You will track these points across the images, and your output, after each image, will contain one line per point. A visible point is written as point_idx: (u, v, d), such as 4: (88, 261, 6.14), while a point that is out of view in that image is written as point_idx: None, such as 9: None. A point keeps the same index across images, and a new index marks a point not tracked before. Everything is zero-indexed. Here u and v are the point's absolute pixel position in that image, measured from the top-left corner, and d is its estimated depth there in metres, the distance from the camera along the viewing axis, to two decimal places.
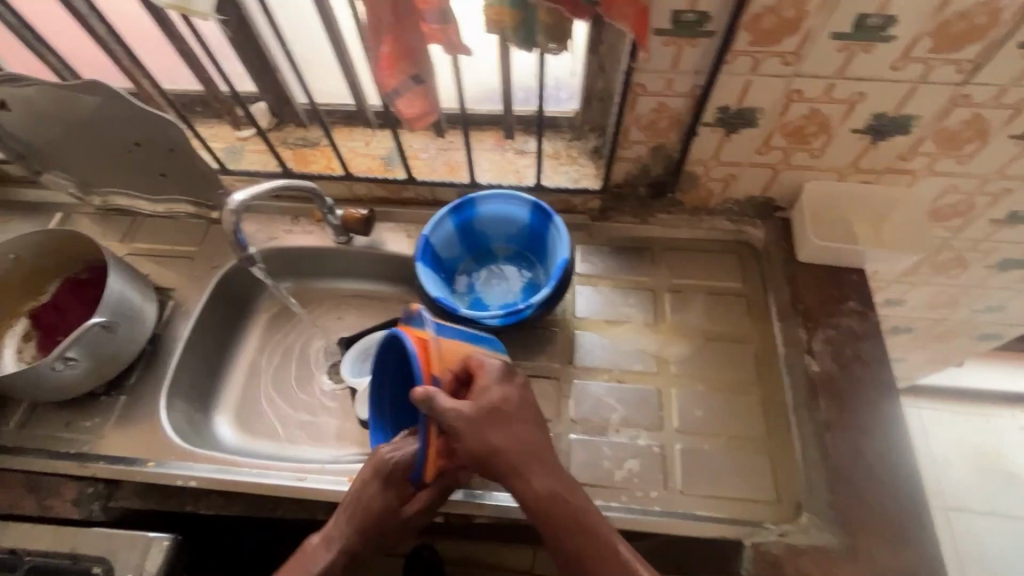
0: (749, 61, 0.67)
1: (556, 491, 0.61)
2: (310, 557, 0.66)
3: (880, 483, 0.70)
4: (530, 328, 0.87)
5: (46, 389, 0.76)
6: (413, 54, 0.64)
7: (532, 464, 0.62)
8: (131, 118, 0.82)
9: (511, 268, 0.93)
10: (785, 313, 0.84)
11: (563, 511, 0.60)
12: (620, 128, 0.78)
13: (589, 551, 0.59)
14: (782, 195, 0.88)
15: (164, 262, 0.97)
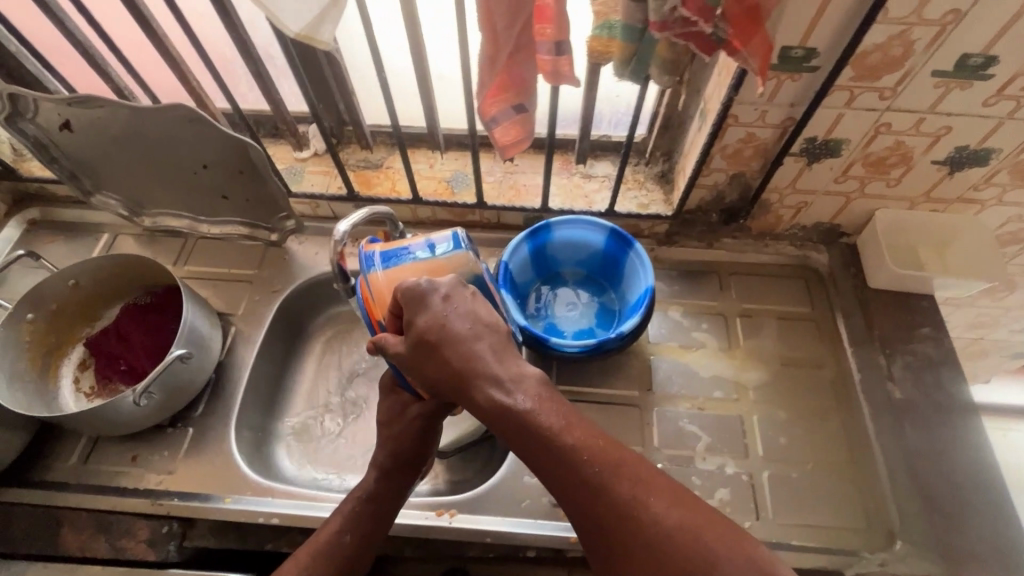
0: (847, 96, 0.68)
1: (515, 412, 0.54)
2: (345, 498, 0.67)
3: (972, 509, 0.72)
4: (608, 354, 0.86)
5: (119, 422, 0.72)
6: (523, 84, 0.64)
7: (477, 385, 0.56)
8: (209, 139, 0.81)
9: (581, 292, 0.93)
10: (859, 339, 0.85)
11: (522, 428, 0.53)
12: (705, 156, 0.78)
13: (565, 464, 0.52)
14: (850, 222, 0.90)
15: (222, 286, 0.94)
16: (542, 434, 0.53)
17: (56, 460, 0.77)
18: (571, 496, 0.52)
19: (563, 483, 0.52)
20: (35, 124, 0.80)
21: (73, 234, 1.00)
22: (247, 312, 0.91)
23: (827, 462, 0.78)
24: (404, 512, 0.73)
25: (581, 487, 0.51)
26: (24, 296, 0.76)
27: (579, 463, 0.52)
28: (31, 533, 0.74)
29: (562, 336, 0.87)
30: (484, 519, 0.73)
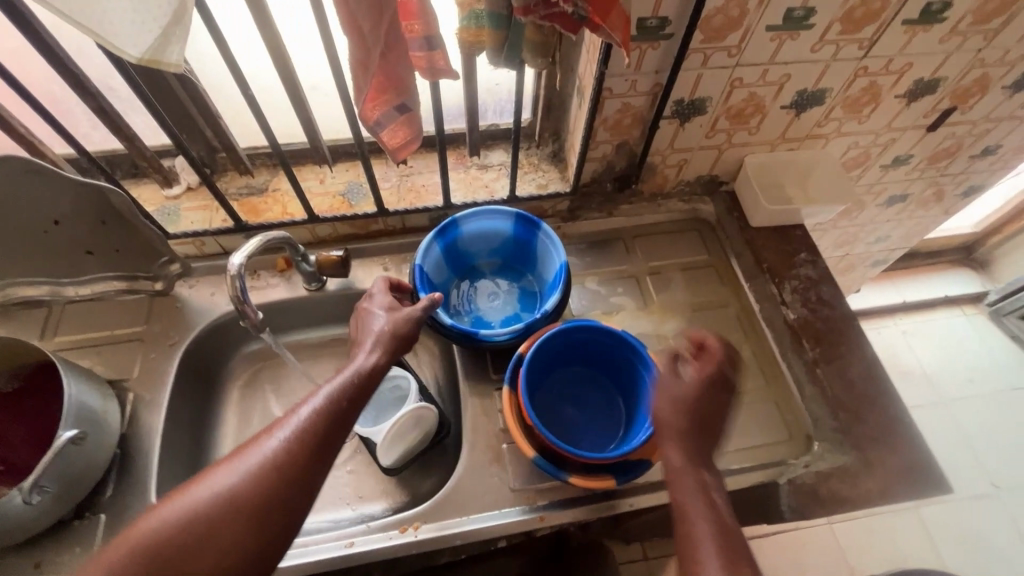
0: (701, 57, 0.74)
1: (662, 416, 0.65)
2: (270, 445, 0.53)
3: (866, 399, 0.83)
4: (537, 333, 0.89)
5: (7, 531, 0.62)
6: (402, 83, 0.62)
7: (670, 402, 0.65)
8: (54, 190, 0.71)
9: (501, 281, 0.94)
10: (753, 274, 0.94)
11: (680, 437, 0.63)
12: (590, 130, 0.82)
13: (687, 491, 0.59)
14: (725, 171, 0.99)
15: (108, 351, 0.84)
16: (690, 509, 0.57)
17: None
18: (683, 527, 0.57)
19: (683, 522, 0.57)
20: None
21: None
22: (143, 372, 0.82)
23: (747, 388, 0.86)
24: (366, 537, 0.71)
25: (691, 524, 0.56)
26: None
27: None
28: None
29: (490, 326, 0.88)
30: (449, 523, 0.72)
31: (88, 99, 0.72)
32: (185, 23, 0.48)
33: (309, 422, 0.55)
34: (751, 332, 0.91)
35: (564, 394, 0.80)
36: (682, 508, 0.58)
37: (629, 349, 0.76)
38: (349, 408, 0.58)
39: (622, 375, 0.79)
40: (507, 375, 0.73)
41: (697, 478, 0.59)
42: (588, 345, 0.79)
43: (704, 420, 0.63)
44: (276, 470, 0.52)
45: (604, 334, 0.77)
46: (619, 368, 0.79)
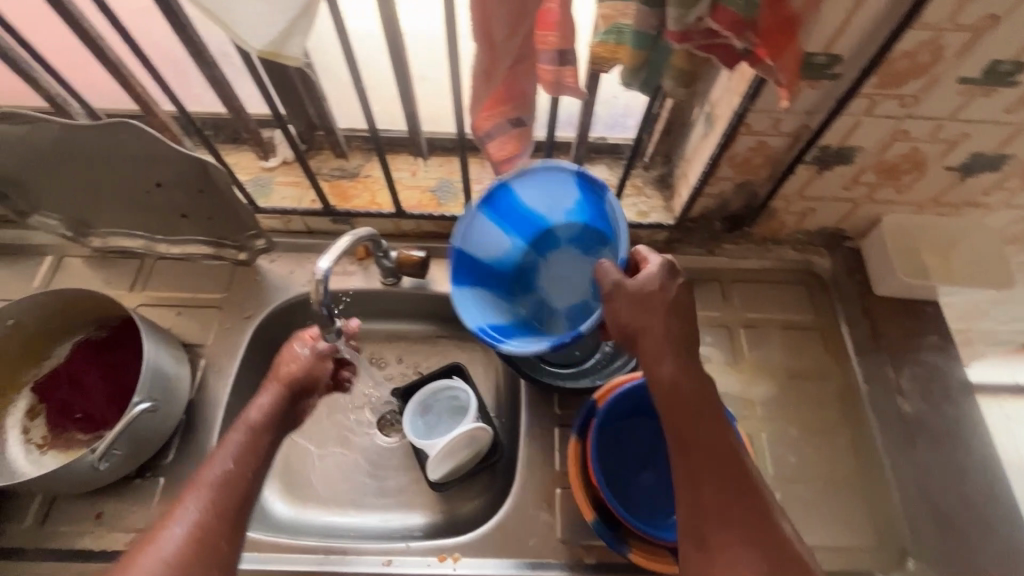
0: (866, 103, 0.63)
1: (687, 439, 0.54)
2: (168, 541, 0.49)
3: (980, 523, 0.72)
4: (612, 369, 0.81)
5: (74, 484, 0.64)
6: (523, 98, 0.57)
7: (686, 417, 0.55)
8: (159, 155, 0.71)
9: (574, 252, 0.76)
10: (866, 349, 0.83)
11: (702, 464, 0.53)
12: (714, 166, 0.73)
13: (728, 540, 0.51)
14: (856, 226, 0.86)
15: (188, 313, 0.86)
16: (698, 436, 0.54)
17: (9, 523, 0.70)
18: (695, 464, 0.54)
19: (694, 458, 0.54)
20: None
21: (12, 258, 0.89)
22: (217, 340, 0.83)
23: (837, 478, 0.77)
24: (403, 559, 0.69)
25: (705, 453, 0.54)
26: None
27: (722, 520, 0.51)
28: None
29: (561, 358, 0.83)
30: (487, 562, 0.69)
31: (204, 66, 0.71)
32: (311, 17, 0.44)
33: (206, 507, 0.51)
34: (852, 415, 0.81)
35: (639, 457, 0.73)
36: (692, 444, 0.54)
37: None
38: (247, 478, 0.54)
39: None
40: (578, 422, 0.69)
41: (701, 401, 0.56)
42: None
43: (679, 335, 0.57)
44: (185, 564, 0.48)
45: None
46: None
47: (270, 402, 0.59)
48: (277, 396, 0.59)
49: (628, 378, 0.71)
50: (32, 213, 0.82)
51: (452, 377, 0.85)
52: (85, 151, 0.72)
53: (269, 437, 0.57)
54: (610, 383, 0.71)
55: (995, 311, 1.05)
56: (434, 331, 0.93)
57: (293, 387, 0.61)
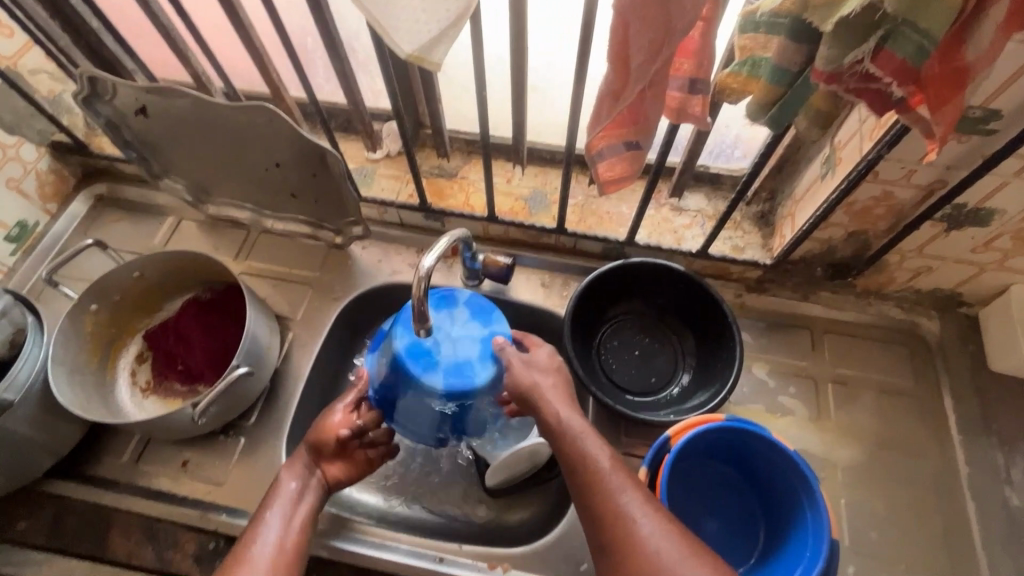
0: (1019, 165, 0.58)
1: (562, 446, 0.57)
2: (258, 532, 0.59)
3: None
4: (687, 404, 0.77)
5: (170, 430, 0.70)
6: (645, 122, 0.56)
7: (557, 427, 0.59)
8: (282, 138, 0.75)
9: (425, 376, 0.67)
10: (971, 428, 0.77)
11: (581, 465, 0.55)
12: (829, 212, 0.69)
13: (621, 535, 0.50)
14: (976, 293, 0.79)
15: (282, 286, 0.91)
16: (587, 468, 0.55)
17: (108, 456, 0.76)
18: (590, 500, 0.53)
19: (589, 490, 0.53)
20: (110, 106, 0.77)
21: (138, 214, 0.98)
22: (305, 316, 0.88)
23: (922, 562, 0.71)
24: (456, 559, 0.70)
25: (593, 482, 0.54)
26: (90, 287, 0.73)
27: (635, 550, 0.49)
28: (81, 532, 0.72)
29: (635, 386, 0.82)
30: None
31: (336, 61, 0.76)
32: (462, 27, 0.45)
33: (277, 536, 0.59)
34: (947, 497, 0.74)
35: (702, 497, 0.71)
36: (591, 480, 0.54)
37: (795, 480, 0.64)
38: (294, 515, 0.62)
39: (778, 504, 0.67)
40: (646, 457, 0.66)
41: (585, 436, 0.57)
42: (746, 452, 0.68)
43: (565, 390, 0.63)
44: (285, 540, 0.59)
45: (769, 449, 0.65)
46: (781, 495, 0.66)
47: (294, 466, 0.66)
48: (305, 457, 0.66)
49: (704, 419, 0.67)
50: (163, 176, 0.90)
51: None
52: (218, 127, 0.78)
53: (294, 493, 0.63)
54: (684, 422, 0.67)
55: None
56: None
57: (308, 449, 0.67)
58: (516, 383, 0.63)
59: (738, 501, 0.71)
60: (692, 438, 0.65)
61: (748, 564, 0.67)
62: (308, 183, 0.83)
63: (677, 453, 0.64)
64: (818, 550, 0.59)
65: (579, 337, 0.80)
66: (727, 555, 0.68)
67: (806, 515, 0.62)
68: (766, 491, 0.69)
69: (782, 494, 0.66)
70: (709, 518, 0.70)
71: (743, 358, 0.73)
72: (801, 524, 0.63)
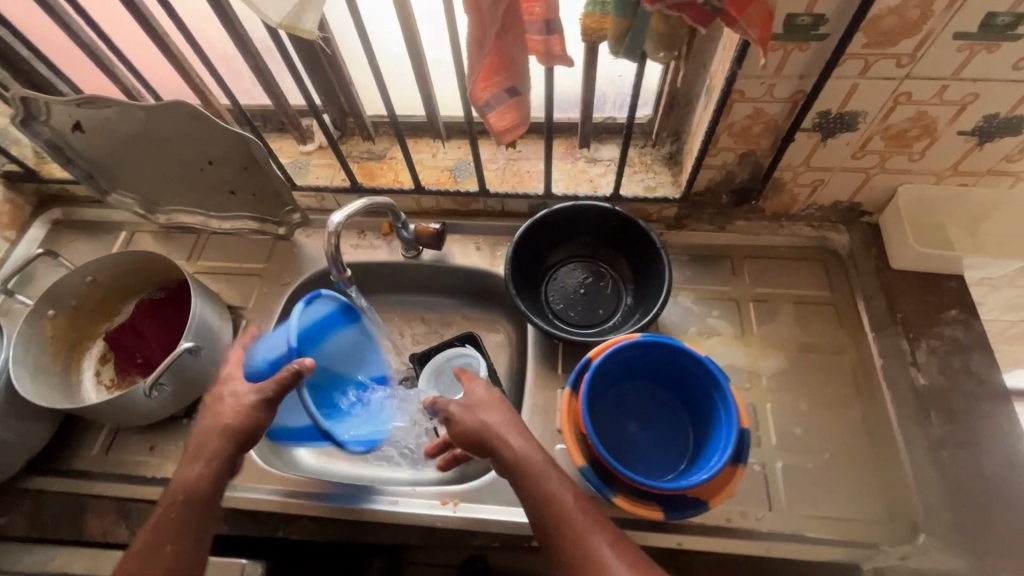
0: (861, 64, 0.64)
1: (526, 489, 0.59)
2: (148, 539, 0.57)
3: (1009, 503, 0.67)
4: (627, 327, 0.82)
5: (133, 414, 0.75)
6: (514, 66, 0.62)
7: (516, 460, 0.60)
8: (209, 137, 0.81)
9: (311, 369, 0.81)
10: (881, 323, 0.81)
11: (544, 509, 0.58)
12: (712, 135, 0.75)
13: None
14: (871, 200, 0.85)
15: (234, 281, 0.96)
16: (552, 508, 0.58)
17: (79, 451, 0.81)
18: (560, 539, 0.56)
19: (557, 530, 0.57)
20: (48, 127, 0.83)
21: (95, 233, 1.03)
22: (257, 304, 0.93)
23: (845, 450, 0.75)
24: (409, 499, 0.74)
25: (561, 524, 0.57)
26: (45, 293, 0.79)
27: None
28: (59, 522, 0.76)
29: (584, 322, 0.87)
30: (488, 509, 0.73)
31: (248, 58, 0.82)
32: None
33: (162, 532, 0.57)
34: (865, 389, 0.79)
35: (631, 410, 0.76)
36: (561, 525, 0.57)
37: (707, 378, 0.69)
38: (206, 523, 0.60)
39: (698, 404, 0.73)
40: (570, 379, 0.71)
41: (544, 473, 0.60)
42: (664, 363, 0.74)
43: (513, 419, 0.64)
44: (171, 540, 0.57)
45: (681, 354, 0.71)
46: (699, 396, 0.72)
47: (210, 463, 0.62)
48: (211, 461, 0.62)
49: (624, 335, 0.72)
50: (111, 192, 0.95)
51: (465, 345, 0.94)
52: (149, 134, 0.83)
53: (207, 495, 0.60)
54: (604, 342, 0.72)
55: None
56: (454, 303, 1.01)
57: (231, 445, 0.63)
58: (465, 429, 0.63)
59: (663, 415, 0.76)
60: (609, 353, 0.70)
61: (676, 472, 0.71)
62: (242, 177, 0.88)
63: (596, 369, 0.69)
64: (729, 433, 0.65)
65: (522, 284, 0.85)
66: (656, 466, 0.72)
67: (720, 407, 0.68)
68: (688, 400, 0.74)
69: (701, 397, 0.71)
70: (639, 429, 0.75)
71: (672, 278, 0.78)
72: (717, 417, 0.68)
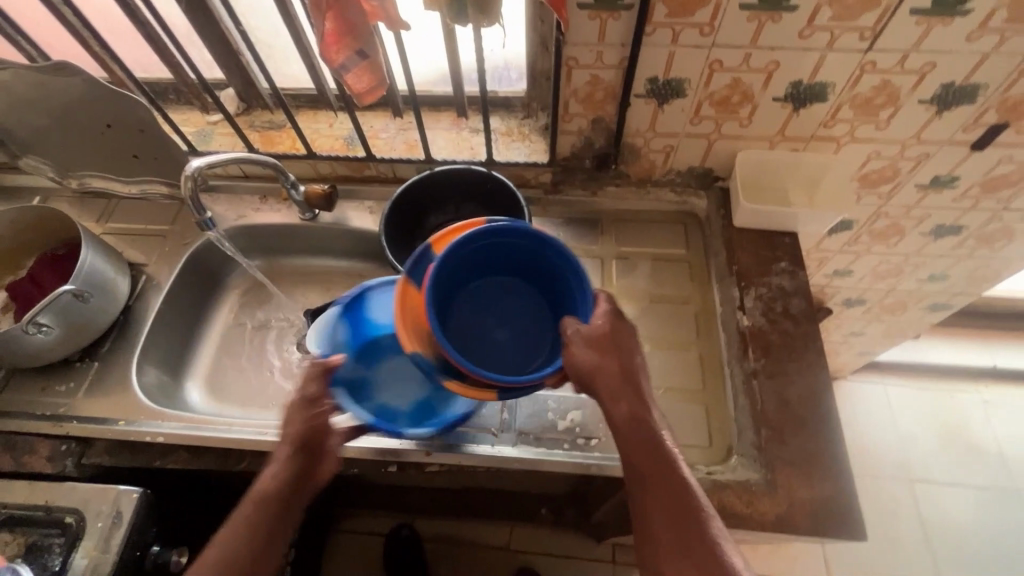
0: (669, 33, 0.72)
1: (645, 426, 0.64)
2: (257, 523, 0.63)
3: (809, 426, 0.75)
4: None
5: (21, 354, 0.81)
6: (356, 29, 0.70)
7: (632, 396, 0.65)
8: (105, 101, 0.88)
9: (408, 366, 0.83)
10: (722, 275, 0.89)
11: (654, 446, 0.63)
12: (560, 100, 0.83)
13: (676, 498, 0.61)
14: (720, 165, 0.93)
15: (137, 241, 1.02)
16: (657, 446, 0.63)
17: None
18: (668, 471, 0.62)
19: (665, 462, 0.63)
20: None
21: (8, 197, 1.08)
22: (158, 261, 0.99)
23: (678, 386, 0.83)
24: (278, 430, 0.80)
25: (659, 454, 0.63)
26: None
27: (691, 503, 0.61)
28: None
29: None
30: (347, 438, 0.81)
31: (140, 27, 0.88)
32: None
33: (256, 517, 0.63)
34: (702, 333, 0.87)
35: (482, 307, 0.74)
36: (627, 432, 0.63)
37: (561, 269, 0.68)
38: (270, 538, 0.63)
39: (556, 298, 0.72)
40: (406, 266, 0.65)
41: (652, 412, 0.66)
42: (519, 255, 0.71)
43: (626, 353, 0.66)
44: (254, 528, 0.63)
45: (542, 245, 0.68)
46: (561, 289, 0.70)
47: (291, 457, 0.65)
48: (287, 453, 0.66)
49: (470, 224, 0.68)
50: (23, 155, 0.99)
51: None
52: (48, 99, 0.89)
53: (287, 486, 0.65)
54: (451, 230, 0.67)
55: (881, 252, 1.12)
56: (353, 265, 1.08)
57: (307, 440, 0.66)
58: (595, 366, 0.62)
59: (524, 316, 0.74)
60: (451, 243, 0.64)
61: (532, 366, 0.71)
62: (141, 142, 0.95)
63: (444, 259, 0.63)
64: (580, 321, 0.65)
65: (399, 241, 0.93)
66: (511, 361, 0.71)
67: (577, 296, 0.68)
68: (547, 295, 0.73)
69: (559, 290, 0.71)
70: (468, 319, 0.73)
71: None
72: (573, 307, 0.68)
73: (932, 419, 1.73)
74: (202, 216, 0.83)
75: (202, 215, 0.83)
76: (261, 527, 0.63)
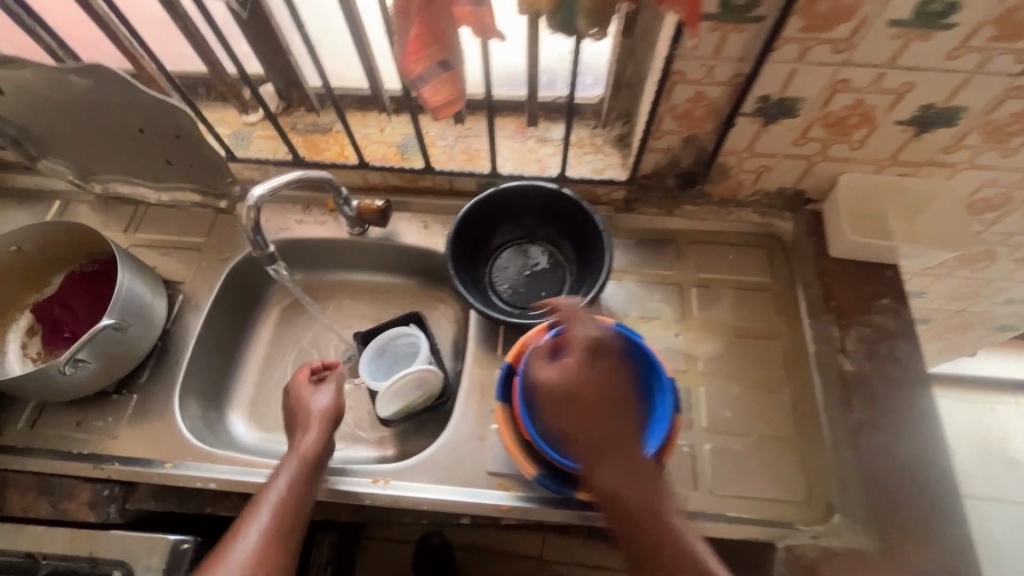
0: (797, 49, 0.63)
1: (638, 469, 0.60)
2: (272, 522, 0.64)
3: (920, 487, 0.70)
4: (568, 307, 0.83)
5: (55, 389, 0.73)
6: (443, 37, 0.60)
7: (620, 440, 0.60)
8: (138, 104, 0.78)
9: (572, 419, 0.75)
10: (817, 311, 0.82)
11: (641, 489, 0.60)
12: (655, 117, 0.74)
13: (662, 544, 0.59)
14: (815, 187, 0.85)
15: (171, 253, 0.93)
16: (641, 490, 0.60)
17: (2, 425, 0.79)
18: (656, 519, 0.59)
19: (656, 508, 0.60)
20: None
21: (24, 200, 0.99)
22: (195, 278, 0.91)
23: (772, 434, 0.77)
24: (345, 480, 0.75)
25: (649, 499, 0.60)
26: None
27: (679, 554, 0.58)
28: None
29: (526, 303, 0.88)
30: (417, 486, 0.74)
31: (179, 19, 0.78)
32: None
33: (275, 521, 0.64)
34: (795, 375, 0.80)
35: None
36: (603, 475, 0.60)
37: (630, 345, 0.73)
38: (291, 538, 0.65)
39: None
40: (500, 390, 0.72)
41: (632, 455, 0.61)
42: None
43: (620, 394, 0.61)
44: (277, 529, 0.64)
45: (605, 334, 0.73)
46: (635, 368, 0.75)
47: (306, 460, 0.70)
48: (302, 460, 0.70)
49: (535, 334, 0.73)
50: (41, 158, 0.91)
51: (410, 325, 0.92)
52: (73, 99, 0.79)
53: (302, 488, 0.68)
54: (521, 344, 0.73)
55: (965, 276, 1.06)
56: (402, 282, 1.00)
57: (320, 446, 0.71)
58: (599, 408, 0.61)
59: None
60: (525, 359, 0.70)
61: None
62: (177, 148, 0.85)
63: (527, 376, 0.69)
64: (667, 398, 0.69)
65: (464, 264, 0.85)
66: None
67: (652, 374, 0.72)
68: None
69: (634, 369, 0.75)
70: None
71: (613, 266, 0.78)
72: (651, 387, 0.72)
73: (972, 433, 1.69)
74: (263, 250, 0.74)
75: (264, 249, 0.74)
76: (278, 528, 0.64)
